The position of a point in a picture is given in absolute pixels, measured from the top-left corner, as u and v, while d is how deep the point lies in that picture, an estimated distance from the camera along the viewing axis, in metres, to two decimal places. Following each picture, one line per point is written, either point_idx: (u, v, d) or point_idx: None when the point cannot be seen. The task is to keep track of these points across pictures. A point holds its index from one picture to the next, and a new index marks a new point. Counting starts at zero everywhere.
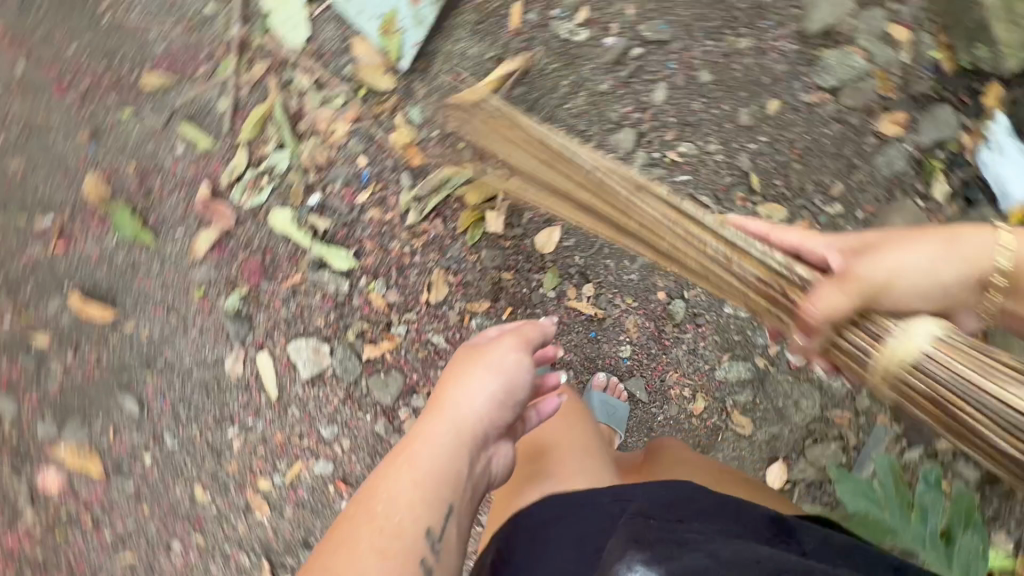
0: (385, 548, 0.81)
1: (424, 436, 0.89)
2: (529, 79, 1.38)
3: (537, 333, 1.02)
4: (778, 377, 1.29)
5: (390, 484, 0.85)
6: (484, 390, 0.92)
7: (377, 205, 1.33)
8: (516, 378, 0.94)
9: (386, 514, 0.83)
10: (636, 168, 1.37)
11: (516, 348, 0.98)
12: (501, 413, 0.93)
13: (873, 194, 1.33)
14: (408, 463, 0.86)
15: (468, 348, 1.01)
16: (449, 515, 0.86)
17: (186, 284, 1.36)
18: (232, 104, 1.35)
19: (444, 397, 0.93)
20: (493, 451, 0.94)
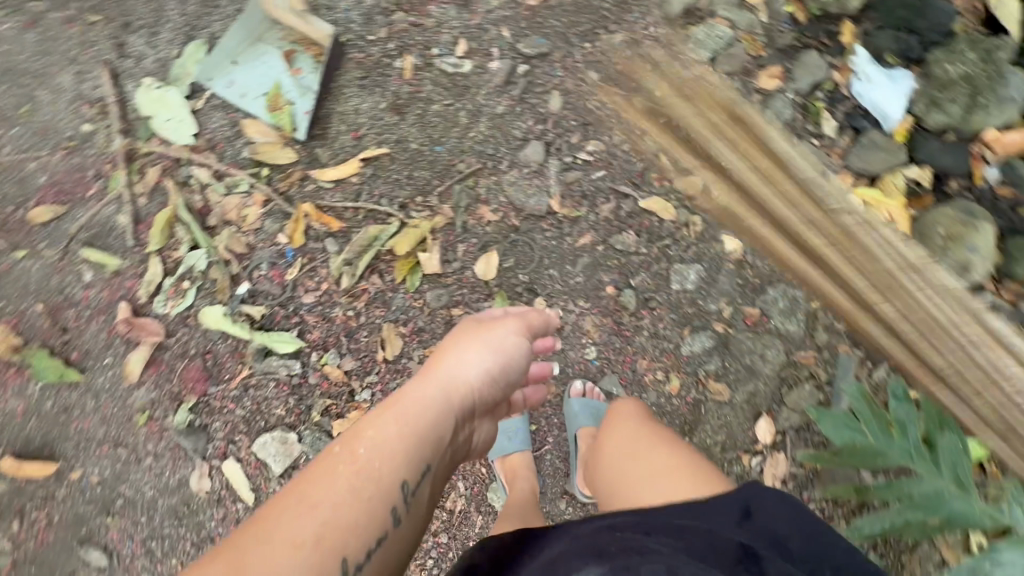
0: (357, 492, 0.70)
1: (421, 390, 0.85)
2: (427, 118, 1.39)
3: (540, 321, 1.09)
4: (740, 336, 1.32)
5: (378, 424, 0.77)
6: (484, 360, 0.93)
7: (309, 278, 1.30)
8: (514, 355, 0.98)
9: (369, 460, 0.73)
10: (553, 177, 1.40)
11: (519, 330, 1.03)
12: (494, 386, 0.94)
13: (773, 145, 1.41)
14: (399, 411, 0.80)
15: (468, 322, 1.03)
16: (426, 475, 0.79)
17: (128, 412, 1.28)
18: (132, 216, 1.30)
19: (446, 357, 0.92)
20: (473, 424, 0.92)
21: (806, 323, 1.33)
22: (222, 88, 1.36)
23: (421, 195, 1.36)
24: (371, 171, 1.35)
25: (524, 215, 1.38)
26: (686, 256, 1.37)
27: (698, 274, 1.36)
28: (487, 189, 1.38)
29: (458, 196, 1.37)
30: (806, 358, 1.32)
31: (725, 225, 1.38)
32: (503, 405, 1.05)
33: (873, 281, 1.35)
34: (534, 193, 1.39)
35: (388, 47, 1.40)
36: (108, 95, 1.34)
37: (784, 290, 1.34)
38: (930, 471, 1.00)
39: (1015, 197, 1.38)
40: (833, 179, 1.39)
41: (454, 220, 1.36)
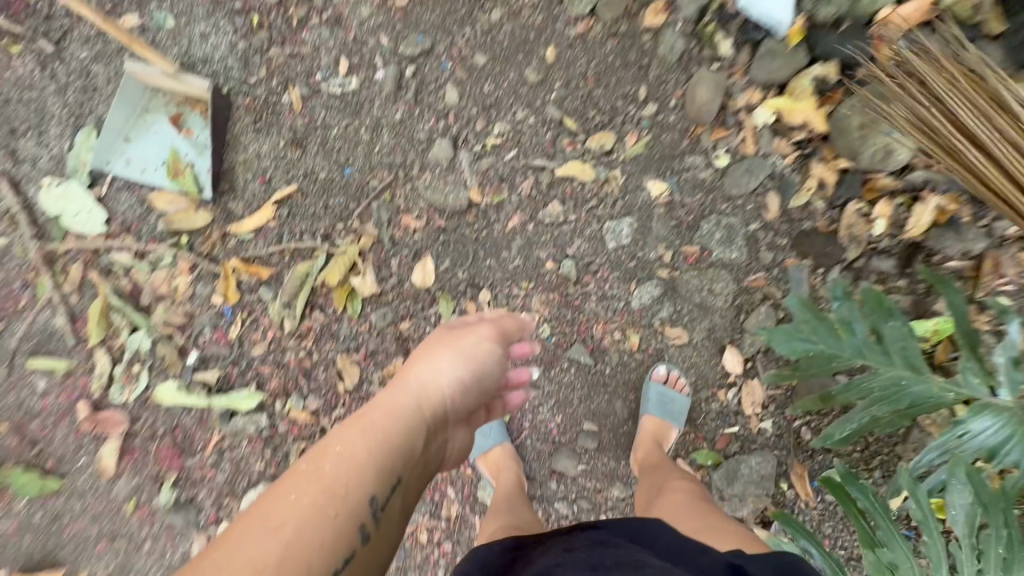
0: (322, 507, 0.74)
1: (389, 405, 0.91)
2: (329, 144, 1.38)
3: (514, 328, 1.14)
4: (685, 277, 1.32)
5: (344, 440, 0.83)
6: (451, 372, 0.99)
7: (253, 331, 1.30)
8: (486, 364, 1.04)
9: (334, 475, 0.78)
10: (466, 169, 1.39)
11: (492, 338, 1.08)
12: (461, 397, 1.00)
13: (674, 80, 1.39)
14: (366, 428, 0.86)
15: (440, 333, 1.09)
16: (394, 488, 0.83)
17: (115, 504, 1.29)
18: (67, 316, 1.30)
19: (415, 373, 0.98)
20: (447, 434, 0.98)
21: (746, 247, 1.33)
22: (121, 168, 1.35)
23: (341, 222, 1.35)
24: (287, 211, 1.35)
25: (448, 214, 1.38)
26: (615, 212, 1.36)
27: (631, 227, 1.35)
28: (405, 198, 1.38)
29: (378, 213, 1.36)
30: (756, 281, 1.32)
31: (647, 171, 1.37)
32: (482, 413, 1.10)
33: (803, 190, 1.35)
34: (451, 190, 1.38)
35: (271, 84, 1.38)
36: (11, 204, 1.33)
37: (717, 220, 1.34)
38: (883, 361, 1.00)
39: None
40: (742, 98, 1.38)
41: (381, 237, 1.35)
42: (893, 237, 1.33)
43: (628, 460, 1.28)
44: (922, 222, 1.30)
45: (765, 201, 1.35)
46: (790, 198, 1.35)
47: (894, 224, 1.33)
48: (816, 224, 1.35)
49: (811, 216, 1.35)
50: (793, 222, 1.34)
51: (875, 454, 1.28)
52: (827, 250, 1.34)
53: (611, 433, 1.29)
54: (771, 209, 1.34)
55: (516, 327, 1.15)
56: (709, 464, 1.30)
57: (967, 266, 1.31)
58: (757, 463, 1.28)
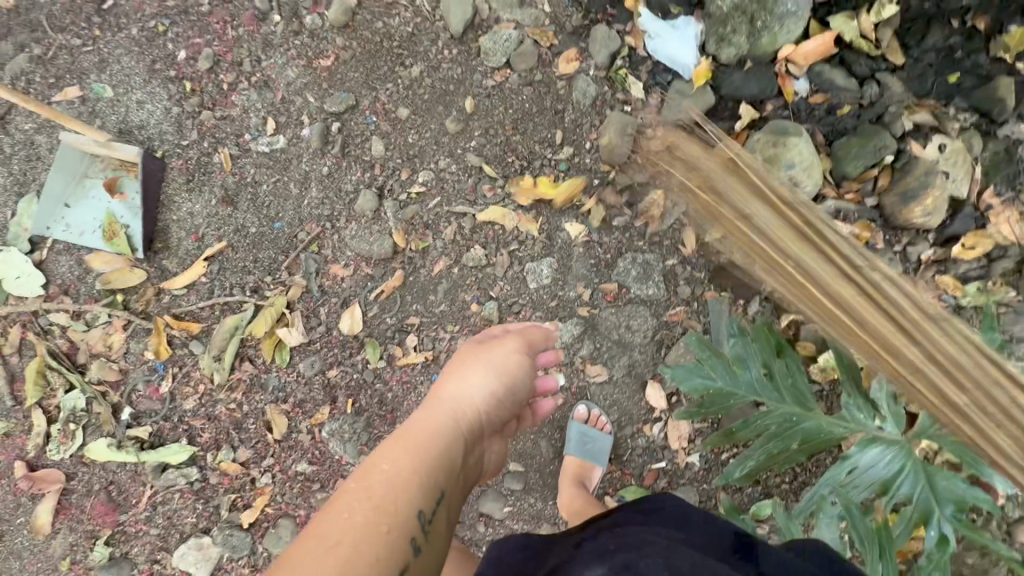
0: (375, 524, 0.66)
1: (428, 420, 0.86)
2: (259, 200, 1.44)
3: (540, 338, 1.10)
4: (604, 314, 1.35)
5: (387, 455, 0.75)
6: (488, 384, 0.95)
7: (185, 385, 1.34)
8: (518, 373, 1.00)
9: (381, 490, 0.70)
10: (391, 217, 1.43)
11: (519, 350, 1.04)
12: (498, 409, 0.95)
13: (589, 123, 1.44)
14: (408, 443, 0.79)
15: (468, 345, 1.05)
16: (439, 502, 0.74)
17: (51, 562, 1.31)
18: (7, 377, 1.35)
19: (447, 388, 0.94)
20: (483, 448, 0.93)
21: (664, 283, 1.36)
22: (61, 233, 1.41)
23: (270, 274, 1.39)
24: (217, 266, 1.40)
25: (374, 261, 1.41)
26: (535, 253, 1.39)
27: (551, 267, 1.38)
28: (332, 249, 1.42)
29: (306, 264, 1.41)
30: (676, 315, 1.34)
31: (566, 212, 1.41)
32: (513, 422, 1.07)
33: (717, 225, 1.37)
34: (376, 238, 1.42)
35: (203, 146, 1.45)
36: None
37: (634, 257, 1.37)
38: (774, 398, 1.02)
39: (829, 100, 1.39)
40: (655, 138, 1.42)
41: (309, 287, 1.39)
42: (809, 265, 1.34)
43: (555, 500, 1.28)
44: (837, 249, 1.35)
45: (681, 236, 1.38)
46: (705, 233, 1.37)
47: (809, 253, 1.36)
48: (733, 256, 1.36)
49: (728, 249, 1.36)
50: (710, 255, 1.37)
51: (804, 484, 1.25)
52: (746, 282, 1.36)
53: (537, 473, 1.30)
54: (687, 243, 1.37)
55: (544, 335, 1.11)
56: (637, 500, 1.30)
57: None
58: (681, 499, 1.28)
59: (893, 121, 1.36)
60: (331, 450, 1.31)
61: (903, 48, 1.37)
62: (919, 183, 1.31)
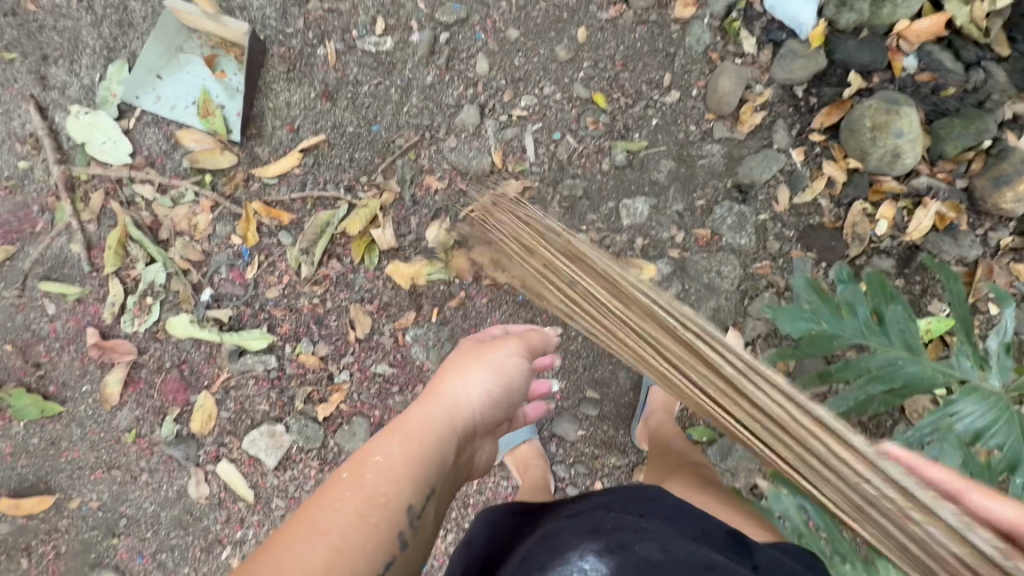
0: (364, 514, 0.66)
1: (420, 417, 0.81)
2: (359, 100, 1.41)
3: (539, 342, 1.05)
4: (694, 257, 1.37)
5: (380, 448, 0.74)
6: (482, 383, 0.89)
7: (269, 274, 1.32)
8: (514, 377, 0.94)
9: (374, 484, 0.69)
10: (490, 136, 1.42)
11: (519, 352, 0.99)
12: (495, 408, 0.90)
13: (698, 70, 1.44)
14: (401, 436, 0.76)
15: (467, 345, 1.00)
16: (430, 497, 0.73)
17: (115, 433, 1.30)
18: (84, 243, 1.31)
19: (441, 388, 0.88)
20: (476, 447, 0.88)
21: (755, 235, 1.38)
22: (150, 104, 1.36)
23: (365, 175, 1.37)
24: (312, 160, 1.37)
25: (470, 177, 1.40)
26: (632, 190, 1.40)
27: (647, 206, 1.39)
28: (429, 159, 1.40)
29: (401, 170, 1.39)
30: (762, 269, 1.37)
31: (667, 153, 1.42)
32: (507, 424, 1.02)
33: (810, 188, 1.41)
34: (475, 154, 1.41)
35: (307, 37, 1.41)
36: (39, 130, 1.34)
37: (730, 206, 1.39)
38: (880, 340, 1.06)
39: (936, 80, 1.41)
40: (762, 94, 1.43)
41: (403, 194, 1.38)
42: (893, 239, 1.40)
43: (627, 430, 1.33)
44: (924, 223, 1.39)
45: (776, 193, 1.40)
46: (797, 193, 1.40)
47: (896, 226, 1.40)
48: (823, 219, 1.40)
49: (819, 212, 1.40)
50: (800, 215, 1.40)
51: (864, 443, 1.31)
52: (832, 245, 1.39)
53: (612, 402, 1.34)
54: (781, 201, 1.40)
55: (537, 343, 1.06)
56: (704, 440, 1.33)
57: (961, 271, 1.39)
58: None
59: (994, 108, 1.39)
60: (413, 356, 1.31)
61: (1011, 40, 1.41)
62: (1013, 170, 1.34)
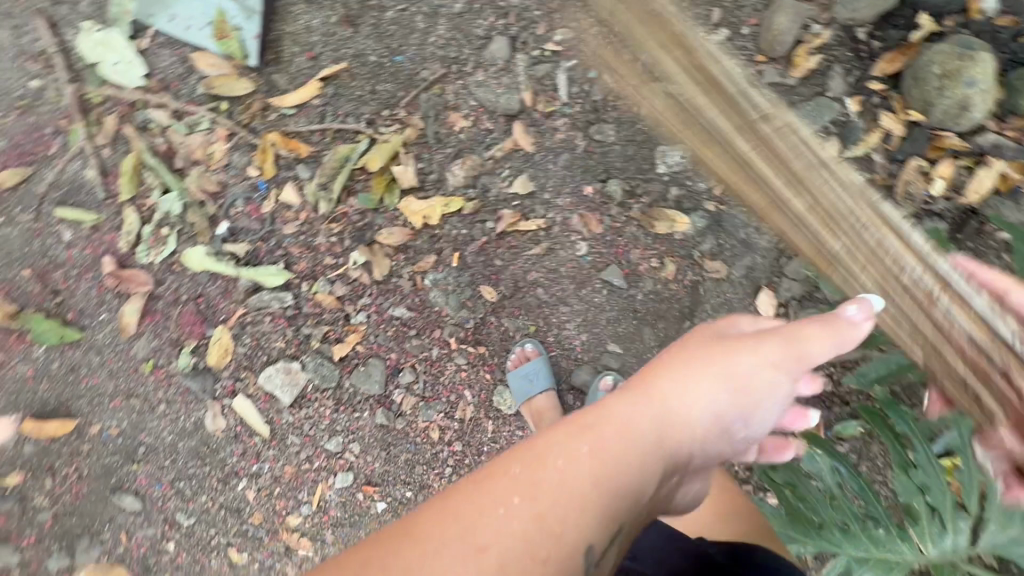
0: (535, 540, 0.64)
1: (623, 429, 0.74)
2: (383, 27, 1.32)
3: (806, 352, 0.84)
4: (732, 211, 1.29)
5: (568, 451, 0.69)
6: (712, 404, 0.80)
7: (286, 209, 1.27)
8: (756, 401, 0.82)
9: (552, 497, 0.66)
10: (520, 72, 1.33)
11: (778, 366, 0.83)
12: (709, 440, 0.81)
13: (751, 6, 1.31)
14: (597, 449, 0.70)
15: (706, 334, 0.88)
16: (615, 535, 0.70)
17: (133, 363, 1.30)
18: (98, 169, 1.27)
19: (662, 397, 0.79)
20: (679, 478, 0.81)
21: None
22: (164, 24, 1.28)
23: (387, 109, 1.30)
24: (332, 90, 1.30)
25: (497, 115, 1.32)
26: (670, 137, 1.32)
27: (684, 154, 1.31)
28: (455, 94, 1.32)
29: (425, 105, 1.31)
30: None
31: None
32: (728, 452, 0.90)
33: (862, 142, 1.30)
34: (504, 91, 1.32)
35: None
36: (50, 47, 1.28)
37: None
38: None
39: (1017, 25, 1.28)
40: (820, 34, 1.31)
41: (426, 131, 1.30)
42: (948, 201, 1.29)
43: None
44: (985, 185, 1.28)
45: (825, 145, 1.30)
46: (848, 146, 1.30)
47: (953, 186, 1.29)
48: (874, 176, 1.30)
49: (870, 169, 1.31)
50: (850, 171, 1.30)
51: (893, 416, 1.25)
52: None
53: (635, 359, 1.28)
54: (830, 154, 1.30)
55: (820, 351, 0.84)
56: None
57: None
58: None
59: None
60: (432, 300, 1.27)
61: None
62: None
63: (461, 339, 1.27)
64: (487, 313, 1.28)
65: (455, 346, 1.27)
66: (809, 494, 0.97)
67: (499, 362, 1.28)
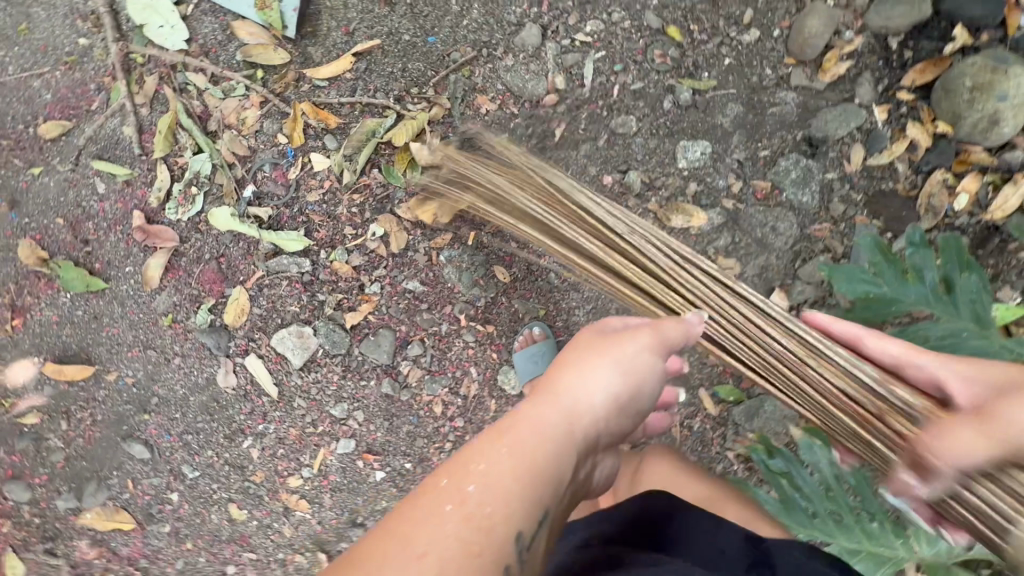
0: (467, 546, 0.60)
1: (536, 423, 0.72)
2: (418, 8, 1.34)
3: (677, 332, 0.89)
4: (750, 210, 1.29)
5: (487, 455, 0.67)
6: (609, 384, 0.79)
7: (311, 178, 1.31)
8: (644, 381, 0.82)
9: (478, 503, 0.63)
10: (549, 59, 1.35)
11: (654, 347, 0.85)
12: (618, 417, 0.80)
13: (783, 9, 1.32)
14: (512, 441, 0.69)
15: (590, 334, 0.86)
16: (542, 523, 0.66)
17: (152, 316, 1.34)
18: (136, 127, 1.32)
19: (561, 385, 0.78)
20: (594, 461, 0.80)
21: (820, 194, 1.29)
22: None
23: (416, 87, 1.33)
24: (364, 66, 1.33)
25: (523, 100, 1.34)
26: (693, 133, 1.32)
27: (705, 151, 1.31)
28: (483, 77, 1.34)
29: (453, 87, 1.33)
30: (820, 231, 1.29)
31: (736, 96, 1.32)
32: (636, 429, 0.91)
33: (888, 150, 1.29)
34: (531, 77, 1.34)
35: None
36: (99, 8, 1.33)
37: (796, 160, 1.30)
38: (945, 310, 1.01)
39: None
40: (852, 41, 1.30)
41: (452, 111, 1.33)
42: (971, 216, 1.28)
43: None
44: (1011, 202, 1.26)
45: (849, 151, 1.30)
46: (873, 153, 1.30)
47: (978, 202, 1.28)
48: (897, 186, 1.29)
49: (894, 178, 1.30)
50: (873, 179, 1.29)
51: None
52: (903, 214, 1.29)
53: None
54: (853, 160, 1.30)
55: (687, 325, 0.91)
56: (730, 400, 1.29)
57: None
58: (783, 404, 1.28)
59: None
60: (446, 276, 1.29)
61: None
62: None
63: (471, 316, 1.29)
64: (498, 293, 1.30)
65: (464, 323, 1.29)
66: (806, 484, 1.01)
67: (506, 342, 1.30)
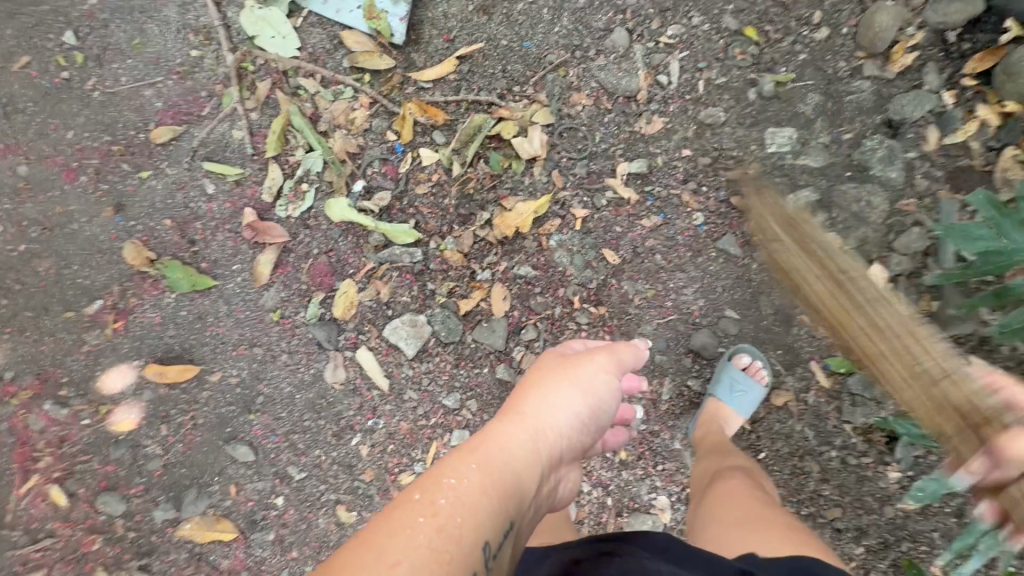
0: (440, 554, 0.63)
1: (501, 441, 0.80)
2: (513, 17, 1.42)
3: (631, 356, 1.00)
4: (842, 187, 1.35)
5: (459, 470, 0.73)
6: (573, 404, 0.89)
7: (420, 172, 1.35)
8: (604, 400, 0.93)
9: (450, 512, 0.68)
10: (638, 59, 1.42)
11: (610, 369, 0.97)
12: (579, 434, 0.90)
13: None
14: (479, 459, 0.76)
15: (552, 355, 0.98)
16: (507, 533, 0.73)
17: (260, 312, 1.33)
18: (247, 129, 1.36)
19: (526, 404, 0.88)
20: (556, 474, 0.89)
21: (905, 170, 1.35)
22: (318, 6, 1.40)
23: (517, 86, 1.40)
24: (468, 68, 1.40)
25: (617, 96, 1.41)
26: (779, 120, 1.40)
27: (791, 137, 1.39)
28: (578, 76, 1.41)
29: (551, 85, 1.40)
30: (907, 206, 1.33)
31: (816, 86, 1.40)
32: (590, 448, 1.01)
33: (960, 130, 1.34)
34: (624, 75, 1.41)
35: None
36: (213, 21, 1.39)
37: (880, 140, 1.37)
38: None
39: None
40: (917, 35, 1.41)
41: (550, 106, 1.39)
42: None
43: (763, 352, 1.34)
44: None
45: (925, 132, 1.36)
46: (947, 133, 1.35)
47: None
48: (972, 162, 1.34)
49: (969, 155, 1.34)
50: (951, 157, 1.34)
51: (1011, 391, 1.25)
52: None
53: (752, 325, 1.35)
54: (929, 140, 1.35)
55: (635, 356, 1.02)
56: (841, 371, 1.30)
57: None
58: None
59: None
60: (557, 261, 1.32)
61: None
62: None
63: (584, 298, 1.32)
64: (608, 275, 1.33)
65: (577, 305, 1.32)
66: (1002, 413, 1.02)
67: (618, 323, 1.32)
